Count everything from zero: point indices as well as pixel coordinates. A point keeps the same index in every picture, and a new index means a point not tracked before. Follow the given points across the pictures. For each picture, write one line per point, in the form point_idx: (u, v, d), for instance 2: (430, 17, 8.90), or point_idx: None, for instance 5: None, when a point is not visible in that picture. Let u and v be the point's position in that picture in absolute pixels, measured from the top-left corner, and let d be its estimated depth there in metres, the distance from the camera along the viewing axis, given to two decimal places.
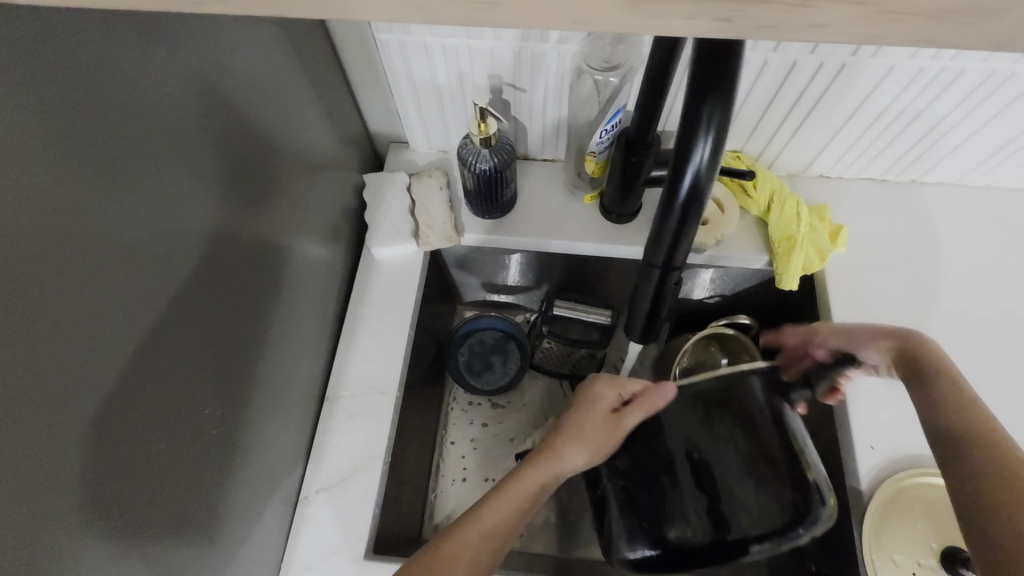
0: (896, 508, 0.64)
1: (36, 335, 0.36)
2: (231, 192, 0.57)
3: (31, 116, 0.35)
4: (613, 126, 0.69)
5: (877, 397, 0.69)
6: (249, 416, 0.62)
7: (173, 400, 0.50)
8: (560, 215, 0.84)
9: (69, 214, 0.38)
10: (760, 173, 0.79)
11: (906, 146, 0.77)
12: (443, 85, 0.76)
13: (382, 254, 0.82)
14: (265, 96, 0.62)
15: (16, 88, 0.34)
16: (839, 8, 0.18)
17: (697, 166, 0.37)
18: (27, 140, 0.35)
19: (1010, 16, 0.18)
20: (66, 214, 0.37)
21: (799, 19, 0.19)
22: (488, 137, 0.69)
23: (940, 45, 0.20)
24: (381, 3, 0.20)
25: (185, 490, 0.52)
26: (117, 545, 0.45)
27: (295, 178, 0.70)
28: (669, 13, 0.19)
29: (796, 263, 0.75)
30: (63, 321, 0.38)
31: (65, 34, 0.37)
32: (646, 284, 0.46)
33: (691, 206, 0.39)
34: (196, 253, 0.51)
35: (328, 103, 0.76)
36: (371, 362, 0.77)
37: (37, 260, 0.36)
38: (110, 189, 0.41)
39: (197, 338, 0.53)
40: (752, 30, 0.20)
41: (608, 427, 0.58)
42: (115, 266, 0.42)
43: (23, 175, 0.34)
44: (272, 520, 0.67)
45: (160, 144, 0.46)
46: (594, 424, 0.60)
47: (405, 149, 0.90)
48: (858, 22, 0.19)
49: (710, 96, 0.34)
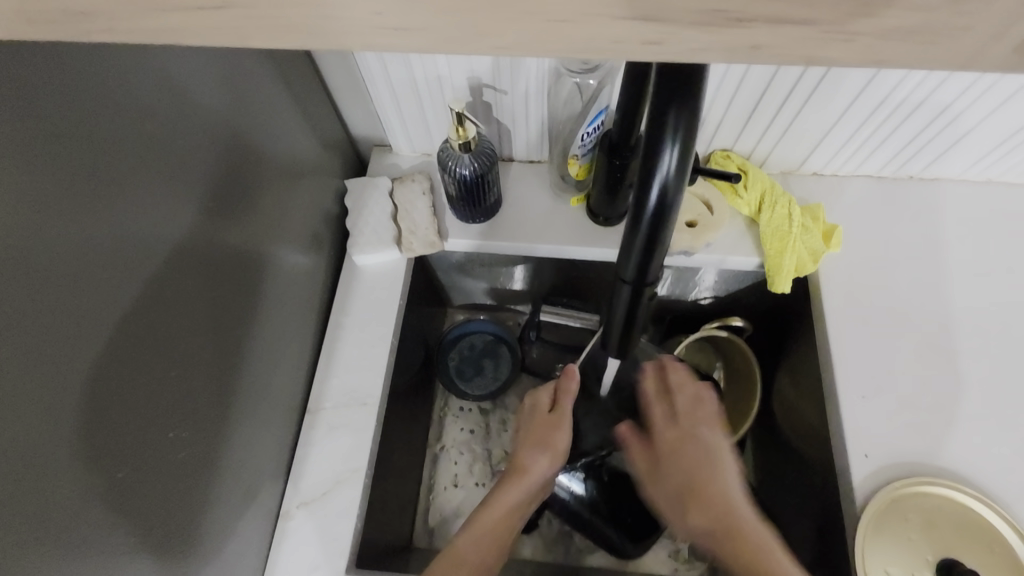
0: (890, 518, 0.62)
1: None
2: (211, 203, 0.56)
3: None
4: (594, 129, 0.69)
5: (872, 403, 0.67)
6: (231, 433, 0.61)
7: (150, 422, 0.49)
8: (546, 218, 0.82)
9: (16, 248, 0.36)
10: (751, 174, 0.77)
11: (902, 142, 0.74)
12: (422, 88, 0.74)
13: (365, 261, 0.81)
14: (241, 106, 0.60)
15: None
16: (779, 29, 0.16)
17: (664, 178, 0.35)
18: None
19: (973, 34, 0.16)
20: (14, 247, 0.36)
21: (736, 41, 0.17)
22: (468, 142, 0.67)
23: (892, 68, 0.18)
24: (276, 32, 0.18)
25: (163, 513, 0.52)
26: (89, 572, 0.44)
27: (276, 188, 0.68)
28: (592, 37, 0.17)
29: (787, 264, 0.73)
30: (20, 351, 0.37)
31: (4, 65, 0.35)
32: (619, 297, 0.44)
33: (660, 219, 0.37)
34: (166, 274, 0.50)
35: (307, 110, 0.75)
36: (354, 372, 0.76)
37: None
38: (64, 215, 0.39)
39: (173, 359, 0.52)
40: (686, 52, 0.18)
41: (553, 422, 0.65)
42: (74, 293, 0.40)
43: None
44: (252, 536, 0.66)
45: (130, 156, 0.45)
46: (543, 429, 0.65)
47: (389, 153, 0.89)
48: (803, 42, 0.17)
49: (674, 105, 0.32)
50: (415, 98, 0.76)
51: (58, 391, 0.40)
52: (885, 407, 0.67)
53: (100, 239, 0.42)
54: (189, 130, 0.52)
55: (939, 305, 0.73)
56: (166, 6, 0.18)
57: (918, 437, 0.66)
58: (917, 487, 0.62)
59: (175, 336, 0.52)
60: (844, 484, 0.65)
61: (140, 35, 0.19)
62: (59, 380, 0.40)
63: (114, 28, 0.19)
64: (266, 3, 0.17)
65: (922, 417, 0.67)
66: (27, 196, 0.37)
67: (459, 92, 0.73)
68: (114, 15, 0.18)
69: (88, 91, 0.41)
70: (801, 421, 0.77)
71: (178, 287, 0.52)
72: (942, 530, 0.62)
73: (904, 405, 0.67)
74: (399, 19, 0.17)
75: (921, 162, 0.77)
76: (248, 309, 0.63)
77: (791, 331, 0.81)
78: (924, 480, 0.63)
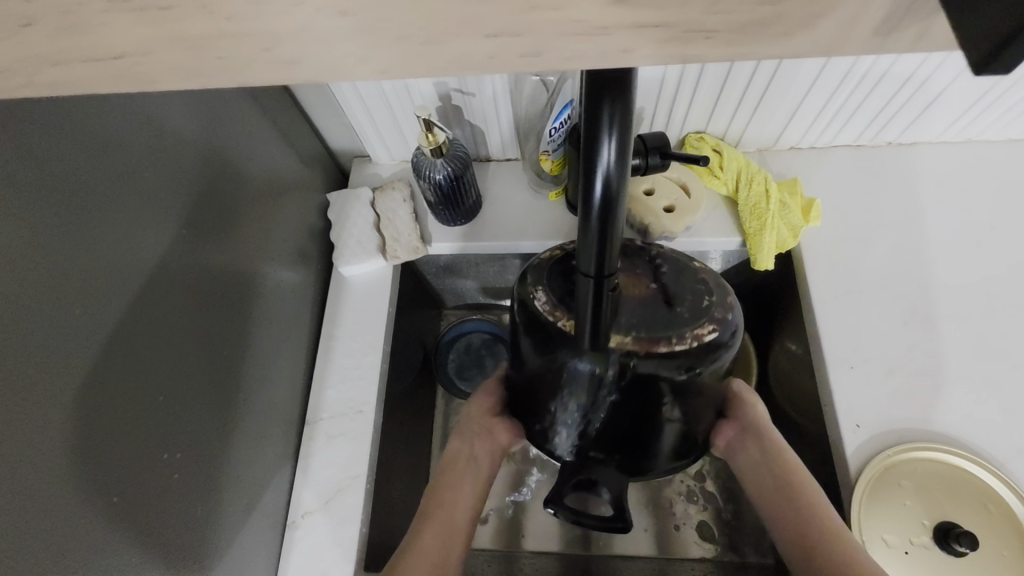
0: (884, 485, 0.62)
1: None
2: (195, 225, 0.58)
3: None
4: (562, 124, 0.69)
5: (859, 373, 0.67)
6: (231, 449, 0.62)
7: (147, 446, 0.50)
8: (527, 214, 0.82)
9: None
10: (725, 154, 0.77)
11: (875, 110, 0.73)
12: (391, 97, 0.75)
13: (351, 272, 0.82)
14: (216, 130, 0.61)
15: None
16: (639, 34, 0.17)
17: (606, 169, 0.36)
18: None
19: (826, 22, 0.17)
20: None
21: (601, 47, 0.18)
22: (439, 147, 0.69)
23: (761, 57, 0.18)
24: (181, 76, 0.20)
25: (166, 532, 0.53)
26: None
27: (259, 208, 0.69)
28: (468, 57, 0.19)
29: (768, 240, 0.73)
30: (9, 392, 0.38)
31: None
32: (582, 292, 0.45)
33: (608, 210, 0.38)
34: (152, 300, 0.51)
35: (285, 128, 0.76)
36: (348, 383, 0.77)
37: None
38: (42, 260, 0.41)
39: (165, 383, 0.53)
40: (561, 62, 0.19)
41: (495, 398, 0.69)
42: (57, 332, 0.42)
43: None
44: (262, 547, 0.68)
45: (105, 185, 0.46)
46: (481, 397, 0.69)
47: (368, 163, 0.90)
48: (666, 45, 0.18)
49: (606, 100, 0.33)
50: (386, 108, 0.77)
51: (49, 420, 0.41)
52: (874, 376, 0.67)
53: (78, 272, 0.44)
54: (164, 156, 0.53)
55: (925, 268, 0.73)
56: (73, 61, 0.19)
57: (909, 403, 0.66)
58: (908, 452, 0.63)
59: (165, 359, 0.53)
60: (838, 456, 0.65)
61: (55, 87, 0.20)
62: (49, 408, 0.41)
63: (31, 84, 0.20)
64: (165, 51, 0.19)
65: (913, 383, 0.67)
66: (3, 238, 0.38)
67: (428, 98, 0.74)
68: (27, 74, 0.20)
69: (61, 133, 0.43)
70: (797, 395, 0.77)
71: (165, 311, 0.53)
72: (936, 494, 0.62)
73: (894, 372, 0.67)
74: (289, 53, 0.19)
75: (897, 128, 0.77)
76: (239, 328, 0.65)
77: (779, 307, 0.81)
78: (916, 445, 0.63)
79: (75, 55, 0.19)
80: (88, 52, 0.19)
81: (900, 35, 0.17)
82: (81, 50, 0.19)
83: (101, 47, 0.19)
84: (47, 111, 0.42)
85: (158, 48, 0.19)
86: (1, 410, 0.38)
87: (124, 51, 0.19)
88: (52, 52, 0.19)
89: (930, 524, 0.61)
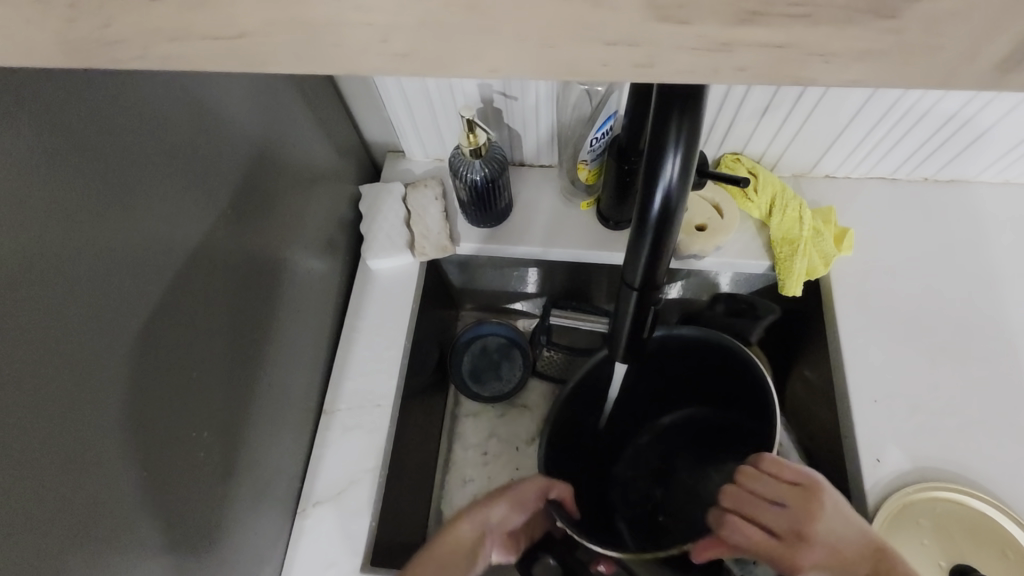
0: (901, 524, 0.62)
1: (35, 377, 0.37)
2: (237, 208, 0.58)
3: (23, 177, 0.36)
4: (603, 135, 0.70)
5: (882, 408, 0.67)
6: (250, 432, 0.62)
7: (176, 421, 0.51)
8: (558, 222, 0.82)
9: (53, 263, 0.38)
10: (761, 177, 0.76)
11: (915, 145, 0.73)
12: (433, 95, 0.75)
13: (378, 265, 0.83)
14: (261, 115, 0.62)
15: (14, 153, 0.35)
16: (757, 52, 0.17)
17: (667, 184, 0.36)
18: (27, 198, 0.36)
19: (946, 53, 0.17)
20: (52, 264, 0.38)
21: (717, 61, 0.18)
22: (479, 149, 0.69)
23: (870, 84, 0.19)
24: (288, 62, 0.21)
25: (181, 510, 0.53)
26: (118, 556, 0.45)
27: (293, 194, 0.70)
28: (578, 63, 0.19)
29: (798, 267, 0.73)
30: (57, 359, 0.39)
31: (45, 92, 0.37)
32: (624, 302, 0.45)
33: (663, 225, 0.38)
34: (192, 275, 0.52)
35: (324, 119, 0.76)
36: (368, 376, 0.77)
37: (34, 309, 0.37)
38: (100, 230, 0.42)
39: (196, 362, 0.53)
40: (672, 73, 0.19)
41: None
42: (107, 303, 0.42)
43: (24, 233, 0.36)
44: (270, 533, 0.67)
45: (159, 164, 0.47)
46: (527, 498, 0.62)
47: (402, 159, 0.90)
48: (781, 65, 0.18)
49: (674, 114, 0.33)
50: (427, 106, 0.77)
51: (94, 390, 0.42)
52: (899, 413, 0.67)
53: (130, 246, 0.44)
54: (215, 140, 0.54)
55: (955, 308, 0.72)
56: (193, 36, 0.20)
57: (930, 441, 0.65)
58: (924, 492, 0.62)
59: (198, 340, 0.53)
60: (856, 488, 0.65)
61: (166, 61, 0.21)
62: (92, 378, 0.41)
63: (143, 56, 0.21)
64: (281, 35, 0.19)
65: (937, 423, 0.66)
66: (62, 208, 0.39)
67: (471, 99, 0.74)
68: (144, 44, 0.20)
69: (126, 107, 0.43)
70: (813, 424, 0.76)
71: (203, 291, 0.54)
72: (953, 533, 0.62)
73: (918, 410, 0.67)
74: (403, 46, 0.19)
75: (936, 164, 0.76)
76: (266, 312, 0.65)
77: (802, 334, 0.80)
78: (933, 485, 0.62)
79: (196, 30, 0.20)
80: (209, 29, 0.20)
81: (1015, 76, 0.17)
82: (203, 26, 0.19)
83: (222, 26, 0.19)
84: (114, 84, 0.42)
85: (277, 32, 0.19)
86: (53, 373, 0.38)
87: (244, 31, 0.19)
88: (177, 26, 0.20)
89: (948, 564, 0.62)
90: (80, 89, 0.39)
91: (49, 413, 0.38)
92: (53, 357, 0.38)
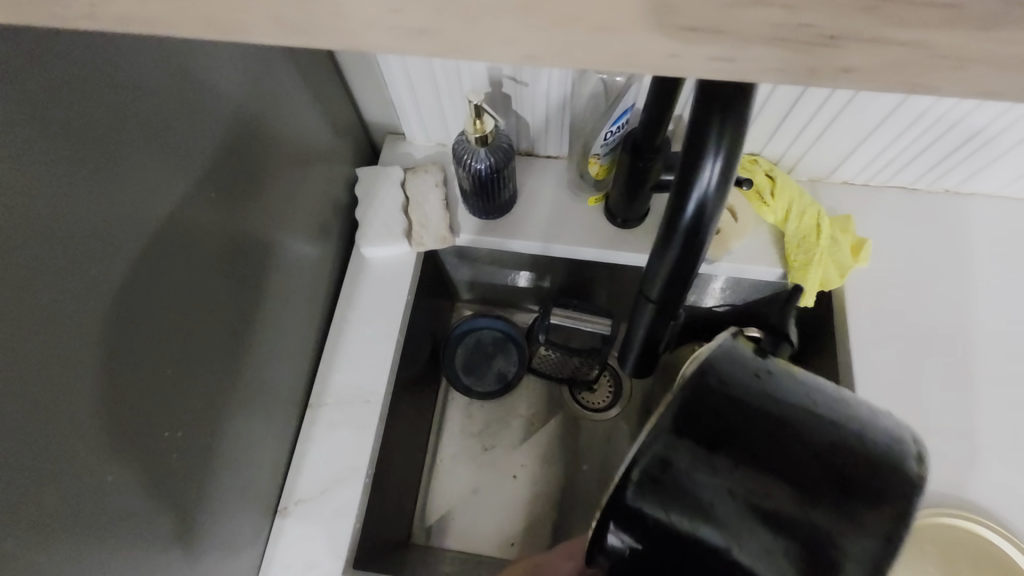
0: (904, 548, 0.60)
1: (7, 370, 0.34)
2: (223, 190, 0.54)
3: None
4: (617, 129, 0.66)
5: None
6: (229, 427, 0.58)
7: (151, 416, 0.47)
8: (562, 216, 0.79)
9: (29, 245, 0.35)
10: (779, 181, 0.73)
11: (938, 157, 0.70)
12: (441, 77, 0.71)
13: (373, 253, 0.79)
14: (253, 88, 0.57)
15: None
16: (870, 53, 0.16)
17: (702, 192, 0.34)
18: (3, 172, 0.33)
19: None
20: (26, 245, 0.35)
21: (822, 59, 0.16)
22: (485, 136, 0.65)
23: (994, 96, 0.17)
24: (275, 32, 0.18)
25: (156, 511, 0.49)
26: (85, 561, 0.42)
27: (285, 174, 0.66)
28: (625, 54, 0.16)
29: (812, 279, 0.70)
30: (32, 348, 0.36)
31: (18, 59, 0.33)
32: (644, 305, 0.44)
33: (696, 232, 0.36)
34: (173, 260, 0.48)
35: (318, 92, 0.71)
36: (358, 369, 0.74)
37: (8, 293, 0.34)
38: (81, 209, 0.38)
39: (172, 351, 0.49)
40: (758, 71, 0.17)
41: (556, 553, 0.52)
42: (88, 288, 0.39)
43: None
44: (248, 529, 0.64)
45: (143, 141, 0.43)
46: None
47: (401, 142, 0.86)
48: (901, 67, 0.16)
49: (717, 118, 0.31)
50: (432, 88, 0.73)
51: (74, 379, 0.39)
52: (912, 432, 0.65)
53: (111, 228, 0.41)
54: (203, 112, 0.50)
55: (975, 327, 0.70)
56: None
57: (940, 461, 0.64)
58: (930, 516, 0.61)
59: (173, 332, 0.49)
60: None
61: (131, 22, 0.18)
62: (76, 366, 0.39)
63: (96, 14, 0.18)
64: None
65: (948, 446, 0.64)
66: (41, 184, 0.35)
67: (479, 82, 0.70)
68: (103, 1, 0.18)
69: (109, 78, 0.40)
70: None
71: (183, 277, 0.49)
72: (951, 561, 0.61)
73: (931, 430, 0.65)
74: (420, 19, 0.17)
75: (957, 177, 0.73)
76: (252, 299, 0.61)
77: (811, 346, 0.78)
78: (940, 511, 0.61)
79: None
80: None
81: None
82: None
83: None
84: (96, 51, 0.38)
85: None
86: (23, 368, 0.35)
87: None
88: None
89: None
90: (55, 57, 0.36)
91: (21, 407, 0.35)
92: (28, 348, 0.35)
